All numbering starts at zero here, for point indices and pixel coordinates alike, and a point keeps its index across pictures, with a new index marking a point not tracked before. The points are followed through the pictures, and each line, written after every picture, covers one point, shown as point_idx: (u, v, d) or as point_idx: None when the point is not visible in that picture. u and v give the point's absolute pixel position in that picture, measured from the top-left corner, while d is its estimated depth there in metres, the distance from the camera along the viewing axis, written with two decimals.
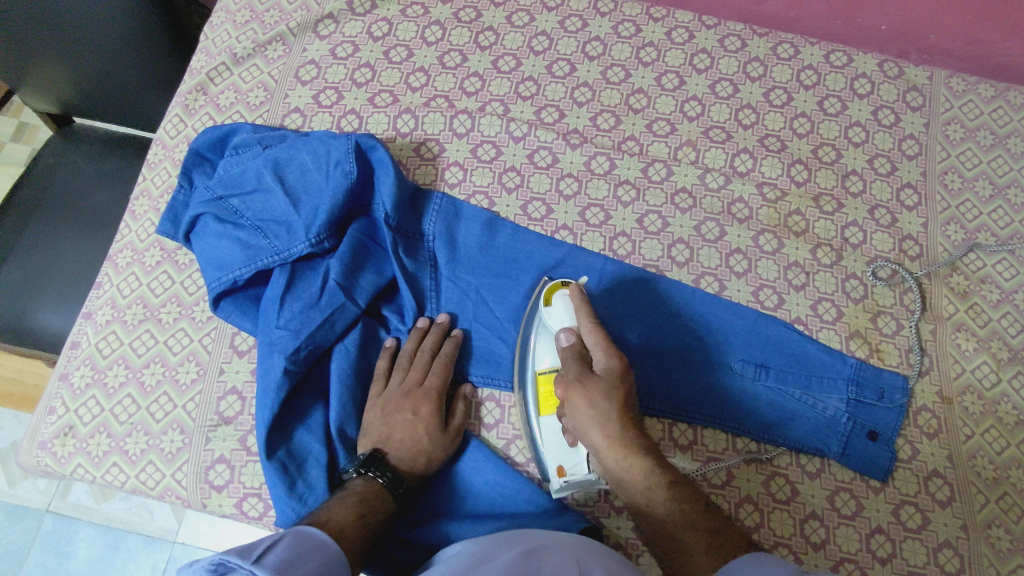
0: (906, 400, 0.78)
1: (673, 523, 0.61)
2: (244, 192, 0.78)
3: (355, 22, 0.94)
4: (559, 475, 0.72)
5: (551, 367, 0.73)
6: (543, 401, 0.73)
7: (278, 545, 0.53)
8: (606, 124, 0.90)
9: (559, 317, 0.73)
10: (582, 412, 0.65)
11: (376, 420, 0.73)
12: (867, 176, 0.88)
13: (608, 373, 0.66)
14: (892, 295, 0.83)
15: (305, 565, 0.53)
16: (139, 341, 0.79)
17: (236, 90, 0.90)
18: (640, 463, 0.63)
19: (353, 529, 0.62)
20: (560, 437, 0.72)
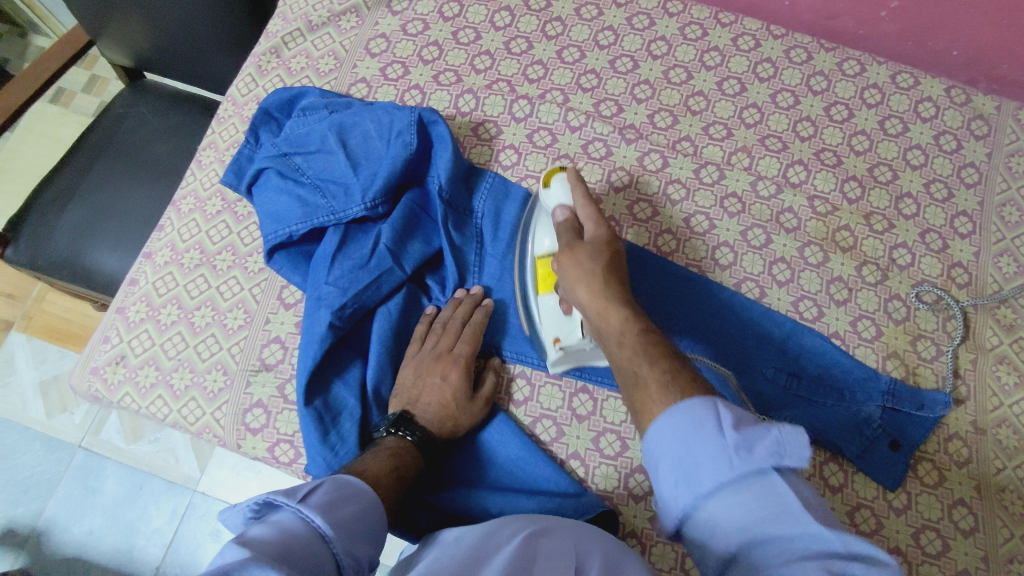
0: (947, 413, 0.78)
1: (641, 364, 0.58)
2: (308, 152, 0.81)
3: (428, 1, 0.96)
4: (556, 344, 0.74)
5: (549, 250, 0.75)
6: (541, 279, 0.75)
7: (321, 486, 0.55)
8: (663, 123, 0.91)
9: (556, 196, 0.75)
10: (569, 271, 0.67)
11: (408, 381, 0.75)
12: (922, 200, 0.87)
13: (595, 240, 0.69)
14: (935, 320, 0.83)
15: (348, 507, 0.55)
16: (194, 284, 0.82)
17: (308, 56, 0.94)
18: (617, 313, 0.62)
19: (387, 484, 0.64)
20: (556, 311, 0.74)
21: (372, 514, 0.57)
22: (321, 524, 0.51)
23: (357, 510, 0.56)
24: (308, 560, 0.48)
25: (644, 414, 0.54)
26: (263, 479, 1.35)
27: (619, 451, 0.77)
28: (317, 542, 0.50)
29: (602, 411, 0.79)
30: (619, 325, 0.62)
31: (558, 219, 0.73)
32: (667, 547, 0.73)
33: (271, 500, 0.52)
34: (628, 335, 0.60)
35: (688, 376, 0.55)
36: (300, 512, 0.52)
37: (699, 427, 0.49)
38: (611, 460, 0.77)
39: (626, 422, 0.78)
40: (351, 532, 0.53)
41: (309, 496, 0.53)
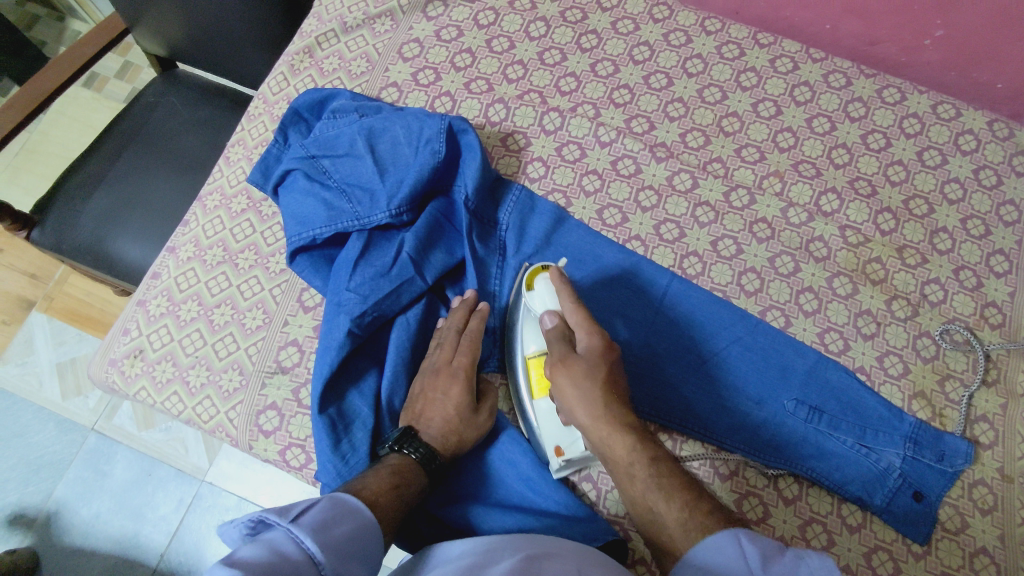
0: (967, 467, 0.76)
1: (654, 497, 0.60)
2: (336, 155, 0.80)
3: (463, 7, 0.96)
4: (556, 454, 0.73)
5: (540, 351, 0.75)
6: (535, 386, 0.74)
7: (316, 505, 0.55)
8: (694, 143, 0.89)
9: (541, 299, 0.74)
10: (567, 392, 0.66)
11: (416, 393, 0.74)
12: (958, 235, 0.85)
13: (590, 352, 0.68)
14: (965, 360, 0.80)
15: (341, 527, 0.55)
16: (215, 281, 0.82)
17: (341, 58, 0.94)
18: (622, 441, 0.63)
19: (389, 501, 0.63)
20: (554, 418, 0.74)
21: (365, 535, 0.57)
22: (311, 546, 0.51)
23: (349, 531, 0.55)
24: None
25: (668, 550, 0.57)
26: (270, 474, 1.36)
27: None
28: (305, 565, 0.50)
29: None
30: (625, 455, 0.62)
31: (548, 327, 0.72)
32: None
33: (264, 518, 0.52)
34: (637, 461, 0.62)
35: (705, 508, 0.57)
36: (291, 533, 0.51)
37: (731, 573, 0.51)
38: None
39: None
40: (342, 554, 0.53)
41: (303, 515, 0.53)
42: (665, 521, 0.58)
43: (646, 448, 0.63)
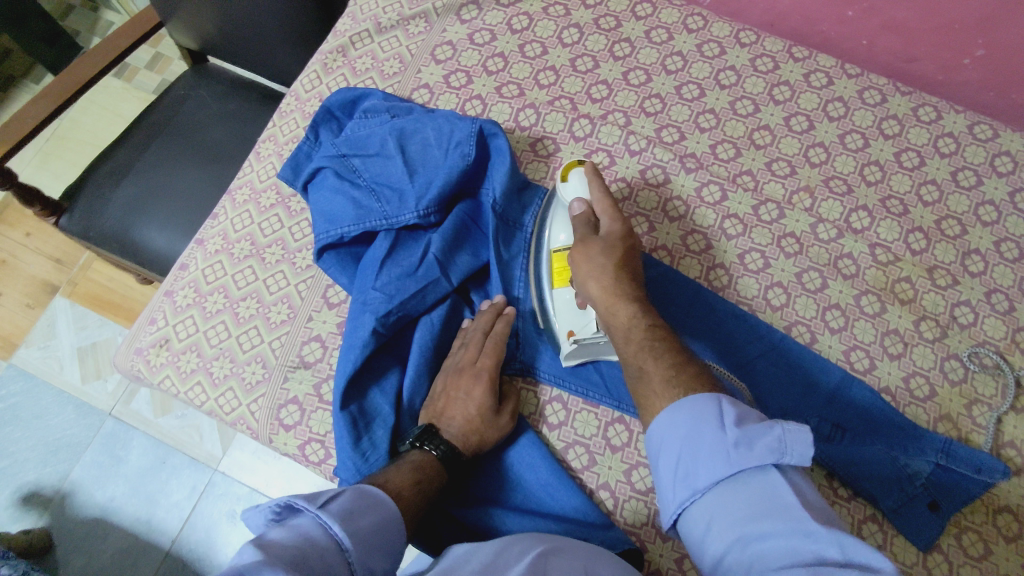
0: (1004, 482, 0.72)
1: (645, 358, 0.66)
2: (366, 154, 0.81)
3: (497, 11, 0.96)
4: (568, 336, 0.77)
5: (564, 242, 0.78)
6: (555, 274, 0.79)
7: (342, 495, 0.55)
8: (725, 154, 0.88)
9: (572, 191, 0.79)
10: (582, 267, 0.73)
11: (438, 390, 0.75)
12: (991, 258, 0.84)
13: (609, 236, 0.74)
14: (993, 385, 0.79)
15: (366, 518, 0.55)
16: (242, 274, 0.83)
17: (374, 57, 0.94)
18: (625, 311, 0.70)
19: (408, 498, 0.63)
20: (571, 304, 0.78)
21: (388, 528, 0.57)
22: (339, 534, 0.51)
23: (373, 522, 0.56)
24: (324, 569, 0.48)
25: (648, 404, 0.63)
26: (283, 466, 1.37)
27: (651, 486, 0.75)
28: (333, 552, 0.50)
29: (636, 444, 0.77)
30: (626, 320, 0.69)
31: (576, 213, 0.77)
32: None
33: (291, 503, 0.52)
34: (637, 328, 0.68)
35: (689, 372, 0.63)
36: (320, 518, 0.52)
37: (704, 427, 0.56)
38: (641, 495, 0.75)
39: None
40: (367, 545, 0.53)
41: (329, 505, 0.53)
42: (650, 373, 0.64)
43: (645, 317, 0.69)
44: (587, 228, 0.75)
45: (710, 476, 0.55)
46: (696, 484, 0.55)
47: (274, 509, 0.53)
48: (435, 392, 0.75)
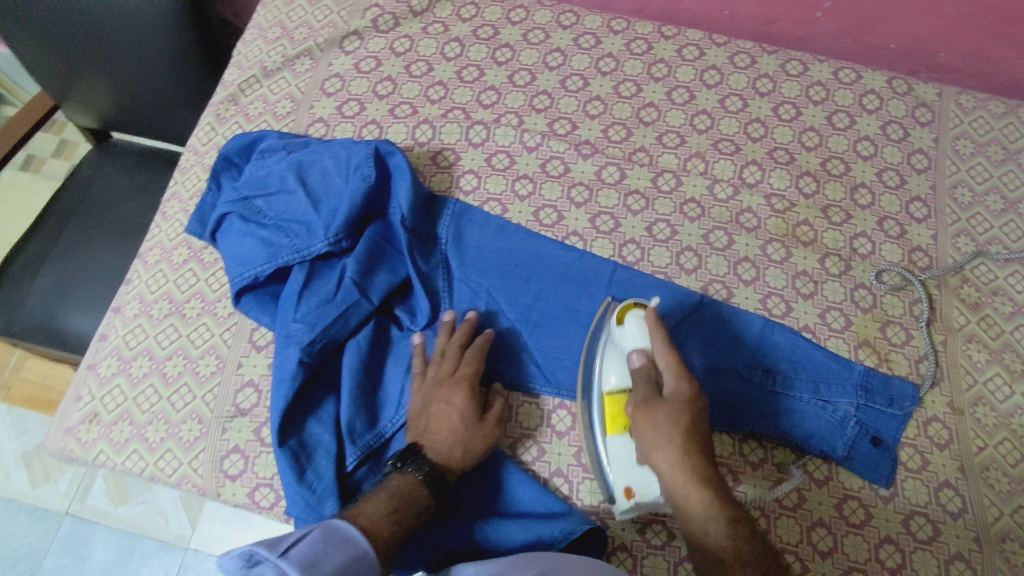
0: (915, 408, 0.79)
1: (728, 562, 0.59)
2: (268, 194, 0.81)
3: (379, 38, 0.99)
4: (629, 494, 0.70)
5: (619, 386, 0.73)
6: (614, 424, 0.72)
7: (307, 536, 0.53)
8: (617, 136, 0.93)
9: (632, 337, 0.72)
10: (649, 438, 0.64)
11: (417, 409, 0.74)
12: (876, 189, 0.89)
13: (676, 396, 0.65)
14: (901, 304, 0.84)
15: (336, 561, 0.53)
16: (164, 334, 0.82)
17: (265, 101, 0.95)
18: (698, 496, 0.60)
19: (387, 522, 0.62)
20: (631, 456, 0.71)
21: (358, 563, 0.55)
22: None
23: (344, 564, 0.54)
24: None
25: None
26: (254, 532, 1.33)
27: None
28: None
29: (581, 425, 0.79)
30: (700, 510, 0.60)
31: (635, 365, 0.70)
32: (658, 558, 0.72)
33: (255, 553, 0.51)
34: (713, 514, 0.60)
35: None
36: (279, 568, 0.50)
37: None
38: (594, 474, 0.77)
39: None
40: None
41: (293, 552, 0.51)
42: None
43: (722, 502, 0.60)
44: (648, 387, 0.67)
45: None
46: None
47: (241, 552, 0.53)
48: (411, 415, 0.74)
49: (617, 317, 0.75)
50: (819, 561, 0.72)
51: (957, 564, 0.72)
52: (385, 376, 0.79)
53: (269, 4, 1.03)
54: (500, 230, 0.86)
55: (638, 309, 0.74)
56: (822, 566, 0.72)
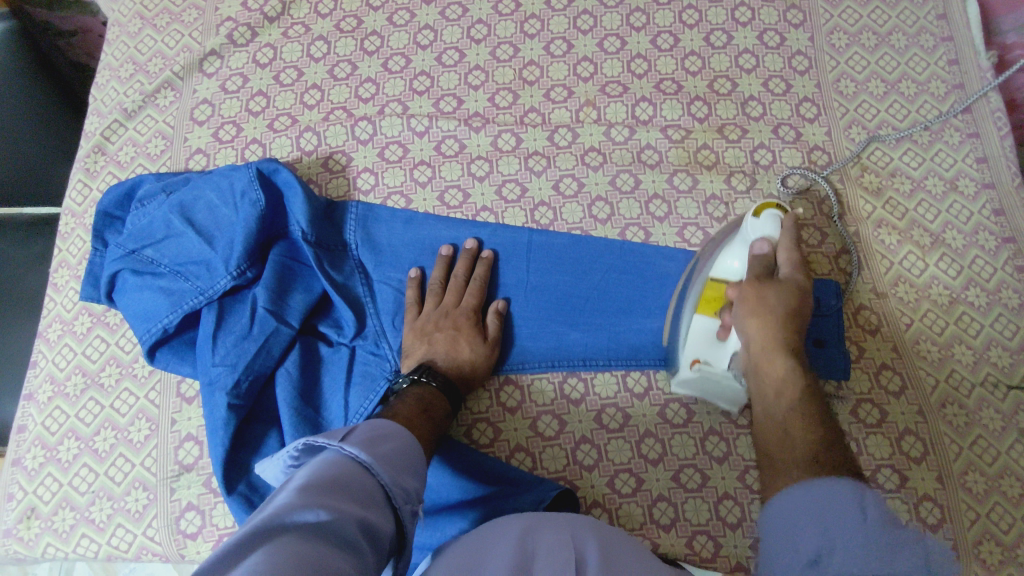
0: (842, 303, 0.80)
1: (790, 422, 0.60)
2: (156, 241, 0.77)
3: (240, 53, 0.94)
4: (694, 365, 0.72)
5: (732, 274, 0.70)
6: (706, 300, 0.71)
7: (357, 427, 0.53)
8: (504, 102, 0.91)
9: (762, 230, 0.68)
10: (750, 314, 0.65)
11: (418, 339, 0.76)
12: (765, 98, 0.90)
13: (791, 286, 0.66)
14: (810, 207, 0.85)
15: (389, 443, 0.53)
16: (86, 410, 0.78)
17: (134, 144, 0.90)
18: (783, 364, 0.63)
19: (420, 423, 0.65)
20: (711, 335, 0.71)
21: (412, 451, 0.54)
22: (363, 457, 0.49)
23: (398, 447, 0.53)
24: (354, 490, 0.46)
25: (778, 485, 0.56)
26: None
27: (558, 429, 0.77)
28: (362, 475, 0.48)
29: (531, 397, 0.78)
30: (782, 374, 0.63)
31: (757, 251, 0.67)
32: (632, 505, 0.74)
33: (311, 443, 0.50)
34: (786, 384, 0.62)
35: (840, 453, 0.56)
36: (344, 449, 0.49)
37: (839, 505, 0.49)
38: (553, 440, 0.76)
39: (557, 398, 0.78)
40: (395, 465, 0.51)
41: (348, 434, 0.51)
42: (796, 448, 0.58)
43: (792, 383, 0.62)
44: (762, 269, 0.67)
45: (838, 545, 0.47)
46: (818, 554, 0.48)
47: (298, 448, 0.51)
48: (409, 344, 0.76)
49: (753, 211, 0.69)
50: None
51: (908, 438, 0.75)
52: (324, 394, 0.76)
53: (115, 41, 0.97)
54: (409, 222, 0.84)
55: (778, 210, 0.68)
56: None
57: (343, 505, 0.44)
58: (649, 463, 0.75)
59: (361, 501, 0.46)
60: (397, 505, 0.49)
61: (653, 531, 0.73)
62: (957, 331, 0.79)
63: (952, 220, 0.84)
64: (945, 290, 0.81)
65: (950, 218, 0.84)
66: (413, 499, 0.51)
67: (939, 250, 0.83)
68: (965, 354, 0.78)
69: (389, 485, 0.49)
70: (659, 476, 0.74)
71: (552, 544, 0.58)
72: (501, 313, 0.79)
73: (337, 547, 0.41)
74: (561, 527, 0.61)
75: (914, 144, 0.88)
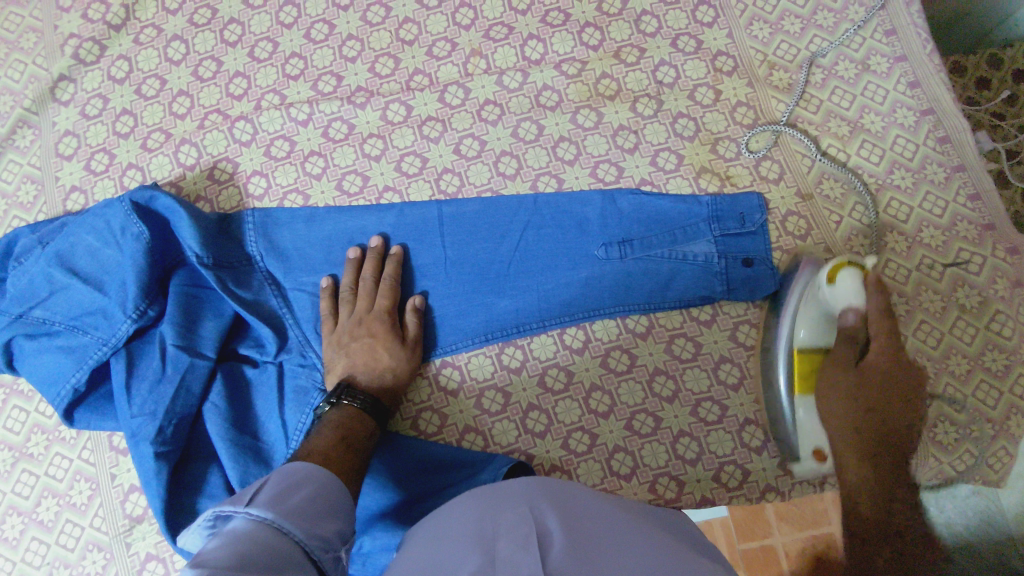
0: (766, 217, 0.77)
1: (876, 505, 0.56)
2: (42, 299, 0.72)
3: (92, 72, 0.86)
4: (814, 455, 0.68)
5: (811, 342, 0.68)
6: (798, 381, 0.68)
7: (267, 482, 0.51)
8: (386, 69, 0.85)
9: (842, 297, 0.65)
10: (835, 416, 0.64)
11: (334, 354, 0.73)
12: (659, 11, 0.84)
13: (876, 365, 0.62)
14: (722, 117, 0.81)
15: (301, 493, 0.51)
16: (21, 483, 0.75)
17: (4, 195, 0.84)
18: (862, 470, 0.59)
19: (338, 455, 0.63)
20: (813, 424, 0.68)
21: (329, 495, 0.53)
22: (275, 517, 0.47)
23: (310, 496, 0.51)
24: (269, 554, 0.44)
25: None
26: None
27: (505, 402, 0.76)
28: (276, 538, 0.46)
29: (470, 375, 0.77)
30: (857, 479, 0.59)
31: (848, 324, 0.65)
32: (590, 462, 0.74)
33: (218, 513, 0.48)
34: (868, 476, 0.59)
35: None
36: (252, 514, 0.47)
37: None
38: (501, 415, 0.75)
39: (497, 371, 0.76)
40: (309, 515, 0.49)
41: (257, 495, 0.49)
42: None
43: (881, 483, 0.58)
44: (854, 344, 0.65)
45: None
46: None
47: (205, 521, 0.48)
48: (330, 355, 0.73)
49: (827, 275, 0.66)
50: (733, 395, 0.74)
51: None
52: (259, 418, 0.73)
53: None
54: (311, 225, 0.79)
55: (853, 266, 0.65)
56: (738, 398, 0.74)
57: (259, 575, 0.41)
58: (599, 417, 0.74)
59: (278, 565, 0.44)
60: (317, 558, 0.47)
61: (615, 483, 0.73)
62: (888, 219, 0.77)
63: (868, 103, 0.80)
64: (870, 179, 0.78)
65: (866, 102, 0.80)
66: (334, 545, 0.49)
67: (860, 138, 0.80)
68: (899, 240, 0.76)
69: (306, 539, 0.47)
70: (612, 428, 0.74)
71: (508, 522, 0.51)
72: (420, 309, 0.76)
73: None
74: (518, 500, 0.54)
75: (819, 30, 0.83)
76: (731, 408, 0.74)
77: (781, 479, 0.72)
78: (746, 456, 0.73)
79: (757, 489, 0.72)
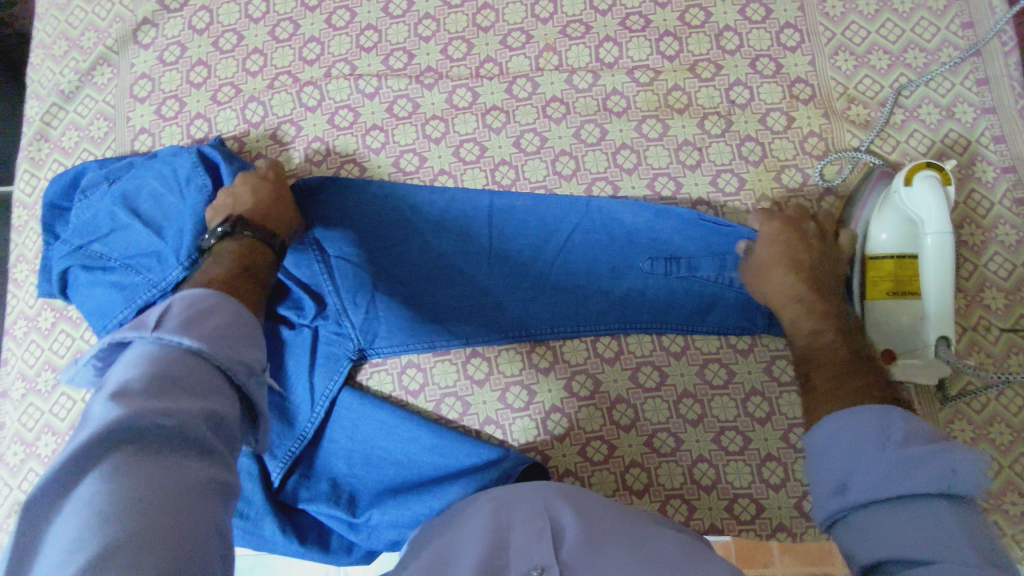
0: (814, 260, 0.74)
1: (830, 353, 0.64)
2: (103, 235, 0.75)
3: (174, 19, 0.88)
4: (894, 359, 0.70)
5: (891, 246, 0.70)
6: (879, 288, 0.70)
7: (171, 306, 0.48)
8: (458, 53, 0.85)
9: (924, 197, 0.67)
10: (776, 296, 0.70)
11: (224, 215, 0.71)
12: (742, 28, 0.82)
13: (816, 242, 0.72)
14: (792, 146, 0.79)
15: (213, 317, 0.49)
16: (59, 405, 0.79)
17: (77, 128, 0.87)
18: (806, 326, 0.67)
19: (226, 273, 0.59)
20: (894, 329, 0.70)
21: (246, 317, 0.51)
22: (187, 341, 0.45)
23: (222, 321, 0.49)
24: (183, 380, 0.43)
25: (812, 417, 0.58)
26: None
27: (528, 399, 0.76)
28: (190, 363, 0.44)
29: (498, 368, 0.77)
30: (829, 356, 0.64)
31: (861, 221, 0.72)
32: (604, 473, 0.74)
33: (118, 340, 0.46)
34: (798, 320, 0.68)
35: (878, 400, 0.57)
36: (159, 339, 0.45)
37: (868, 435, 0.51)
38: (522, 411, 0.76)
39: (525, 368, 0.76)
40: (224, 338, 0.48)
41: (161, 321, 0.46)
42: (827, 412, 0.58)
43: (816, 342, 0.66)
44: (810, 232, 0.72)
45: (868, 488, 0.48)
46: (848, 491, 0.49)
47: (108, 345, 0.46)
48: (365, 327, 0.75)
49: (903, 178, 0.68)
50: (759, 428, 0.73)
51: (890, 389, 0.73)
52: (289, 376, 0.76)
53: (45, 15, 0.91)
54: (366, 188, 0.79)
55: (929, 170, 0.68)
56: (763, 432, 0.73)
57: (170, 394, 0.41)
58: (621, 429, 0.74)
59: (198, 391, 0.43)
60: (240, 383, 0.47)
61: (626, 496, 0.73)
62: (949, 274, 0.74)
63: (947, 151, 0.77)
64: None
65: (945, 149, 0.78)
66: (257, 368, 0.49)
67: None
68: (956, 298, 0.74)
69: (223, 362, 0.46)
70: (632, 442, 0.74)
71: (524, 518, 0.54)
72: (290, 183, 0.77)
73: (188, 447, 0.40)
74: (533, 497, 0.57)
75: (907, 68, 0.80)
76: (755, 441, 0.73)
77: (795, 520, 0.71)
78: (763, 491, 0.72)
79: (769, 526, 0.71)
